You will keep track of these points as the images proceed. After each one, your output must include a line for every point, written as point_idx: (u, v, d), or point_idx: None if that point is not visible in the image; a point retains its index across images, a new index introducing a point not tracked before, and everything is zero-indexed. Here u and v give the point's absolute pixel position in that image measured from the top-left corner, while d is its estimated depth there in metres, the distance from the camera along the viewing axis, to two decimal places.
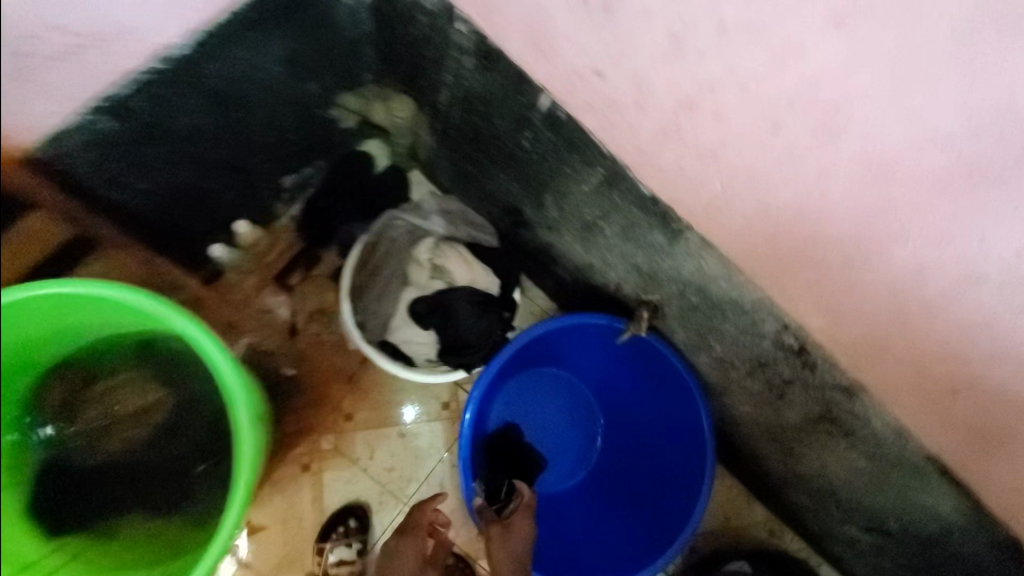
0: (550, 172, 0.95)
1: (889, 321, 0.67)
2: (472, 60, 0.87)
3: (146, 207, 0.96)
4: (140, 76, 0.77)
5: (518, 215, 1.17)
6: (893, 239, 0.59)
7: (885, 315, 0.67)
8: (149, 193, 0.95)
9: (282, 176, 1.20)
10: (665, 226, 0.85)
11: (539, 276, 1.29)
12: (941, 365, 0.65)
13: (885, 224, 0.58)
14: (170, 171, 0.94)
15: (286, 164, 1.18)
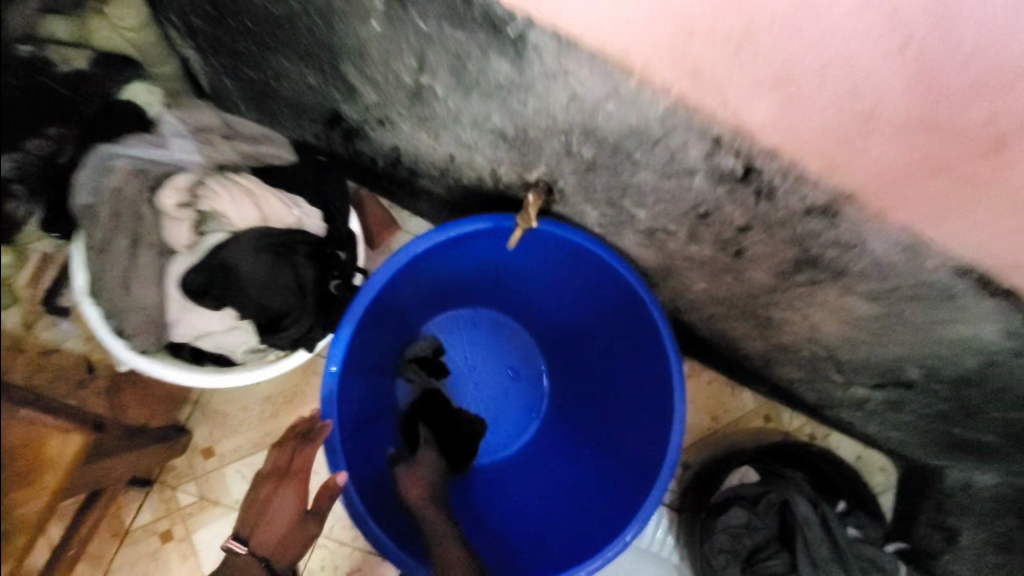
0: (325, 19, 0.63)
1: (872, 53, 0.41)
2: None
3: None
4: None
5: (337, 121, 0.84)
6: None
7: (865, 48, 0.41)
8: None
9: None
10: (500, 39, 0.53)
11: (404, 199, 0.97)
12: (975, 102, 0.41)
13: None
14: None
15: None
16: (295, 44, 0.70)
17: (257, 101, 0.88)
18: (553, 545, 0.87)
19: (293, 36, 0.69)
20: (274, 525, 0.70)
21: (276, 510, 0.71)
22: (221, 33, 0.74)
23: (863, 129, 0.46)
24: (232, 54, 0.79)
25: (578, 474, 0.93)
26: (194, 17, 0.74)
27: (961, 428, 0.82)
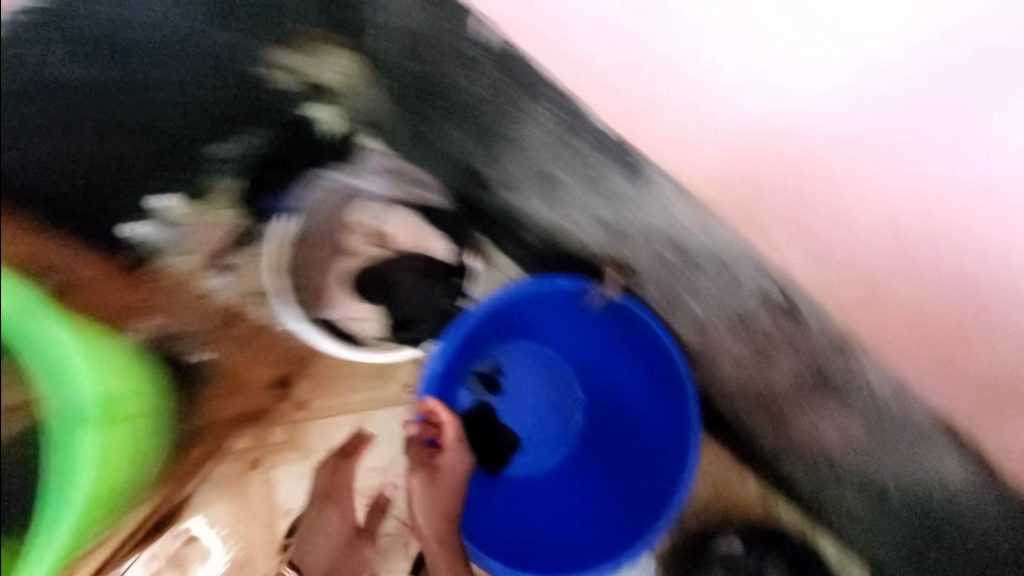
0: (506, 120, 0.87)
1: (885, 254, 0.65)
2: (418, 4, 0.82)
3: (52, 173, 0.80)
4: (18, 17, 0.72)
5: (473, 176, 1.03)
6: (918, 147, 0.56)
7: (883, 248, 0.64)
8: (39, 160, 0.78)
9: (213, 143, 0.93)
10: (631, 171, 0.78)
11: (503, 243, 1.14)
12: (940, 300, 0.64)
13: (906, 137, 0.56)
14: (47, 133, 0.78)
15: (214, 132, 0.93)
16: (468, 122, 0.93)
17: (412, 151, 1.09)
18: (568, 548, 1.09)
19: (470, 117, 0.92)
20: (321, 558, 1.10)
21: (315, 552, 1.10)
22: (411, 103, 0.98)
23: (872, 299, 0.69)
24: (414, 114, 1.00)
25: (596, 500, 1.13)
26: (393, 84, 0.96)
27: (936, 551, 0.89)
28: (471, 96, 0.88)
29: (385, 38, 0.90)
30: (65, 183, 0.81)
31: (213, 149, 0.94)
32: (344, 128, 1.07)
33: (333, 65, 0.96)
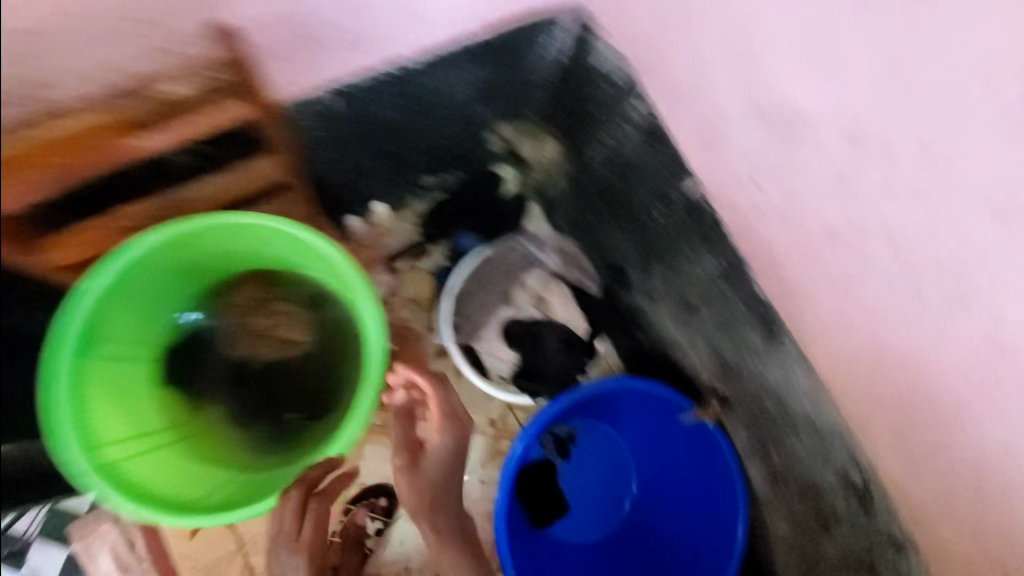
0: (670, 247, 0.99)
1: (958, 490, 0.70)
2: (638, 135, 0.94)
3: (328, 171, 1.06)
4: (374, 75, 0.89)
5: (616, 272, 1.19)
6: (985, 415, 0.63)
7: (956, 483, 0.70)
8: (331, 156, 1.01)
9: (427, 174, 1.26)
10: (767, 331, 0.88)
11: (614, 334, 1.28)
12: (995, 552, 0.68)
13: (982, 401, 0.62)
14: (353, 141, 1.00)
15: (432, 164, 1.24)
16: (639, 237, 1.07)
17: (570, 229, 1.29)
18: None
19: (643, 235, 1.06)
20: None
21: None
22: (583, 199, 1.19)
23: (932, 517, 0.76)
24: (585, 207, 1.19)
25: None
26: (575, 176, 1.20)
27: None
28: (654, 223, 1.01)
29: (600, 155, 1.06)
30: (327, 178, 1.08)
31: (422, 177, 1.29)
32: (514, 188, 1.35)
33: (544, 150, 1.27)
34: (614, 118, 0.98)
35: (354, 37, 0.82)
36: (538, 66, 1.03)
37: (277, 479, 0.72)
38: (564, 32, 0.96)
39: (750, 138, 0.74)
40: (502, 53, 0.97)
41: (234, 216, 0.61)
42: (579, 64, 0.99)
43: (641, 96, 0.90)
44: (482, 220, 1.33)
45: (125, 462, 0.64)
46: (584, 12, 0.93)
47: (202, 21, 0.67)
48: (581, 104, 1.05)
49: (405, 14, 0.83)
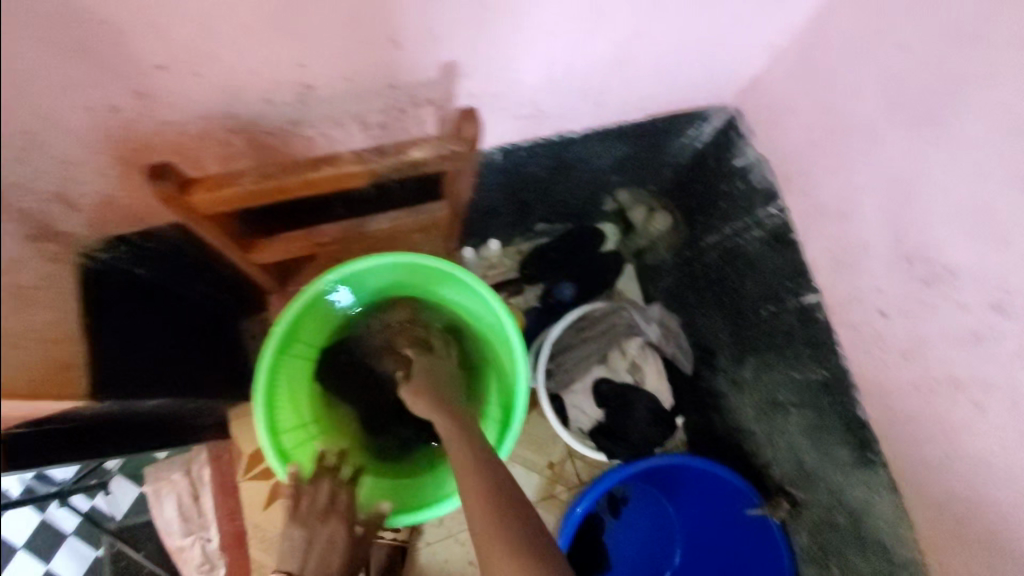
0: (770, 345, 1.02)
1: None
2: (763, 234, 0.98)
3: (473, 213, 1.17)
4: (536, 139, 0.93)
5: (705, 352, 1.24)
6: None
7: None
8: (478, 204, 1.13)
9: (544, 222, 1.36)
10: (860, 451, 0.89)
11: (687, 409, 1.31)
12: None
13: None
14: (501, 194, 1.11)
15: (550, 215, 1.34)
16: (738, 325, 1.12)
17: (665, 296, 1.37)
18: None
19: (741, 323, 1.11)
20: None
21: None
22: (687, 271, 1.28)
23: None
24: (690, 285, 1.28)
25: None
26: (683, 248, 1.29)
27: None
28: (757, 318, 1.05)
29: (716, 239, 1.14)
30: (466, 216, 1.19)
31: (536, 224, 1.38)
32: (615, 247, 1.44)
33: (655, 221, 1.32)
34: (740, 213, 1.04)
35: (539, 113, 0.84)
36: (677, 151, 1.13)
37: (399, 489, 0.85)
38: (710, 126, 1.05)
39: (886, 273, 0.76)
40: (648, 136, 1.04)
41: (420, 257, 0.77)
42: (717, 157, 1.07)
43: (778, 204, 0.94)
44: (581, 273, 1.39)
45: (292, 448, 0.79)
46: (735, 114, 1.01)
47: (423, 96, 0.70)
48: (710, 193, 1.12)
49: (591, 101, 0.85)
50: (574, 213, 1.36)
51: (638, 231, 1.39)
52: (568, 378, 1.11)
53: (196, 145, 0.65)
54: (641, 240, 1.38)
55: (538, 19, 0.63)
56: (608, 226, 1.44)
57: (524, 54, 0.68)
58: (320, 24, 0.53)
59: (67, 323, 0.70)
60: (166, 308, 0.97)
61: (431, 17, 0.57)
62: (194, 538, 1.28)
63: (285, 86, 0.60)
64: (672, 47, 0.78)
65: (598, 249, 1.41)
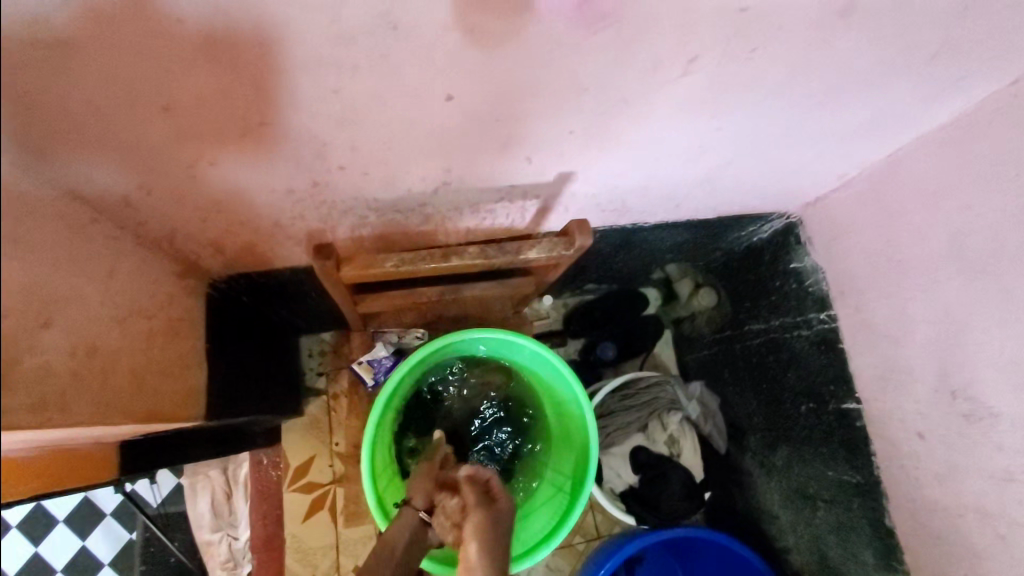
0: (807, 441, 1.09)
1: None
2: (810, 337, 1.06)
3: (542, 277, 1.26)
4: (611, 228, 1.01)
5: (738, 433, 1.30)
6: None
7: None
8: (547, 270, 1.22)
9: (592, 283, 1.37)
10: (883, 557, 0.96)
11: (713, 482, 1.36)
12: None
13: None
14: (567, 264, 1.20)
15: (603, 279, 1.36)
16: (773, 412, 1.19)
17: (699, 369, 1.42)
18: None
19: (777, 412, 1.17)
20: None
21: None
22: (725, 349, 1.33)
23: None
24: (728, 364, 1.33)
25: None
26: (725, 326, 1.34)
27: None
28: (796, 411, 1.12)
29: (761, 328, 1.20)
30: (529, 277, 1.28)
31: (586, 283, 1.38)
32: (655, 311, 1.46)
33: (700, 296, 1.36)
34: (789, 311, 1.11)
35: (626, 209, 0.92)
36: (735, 242, 1.19)
37: None
38: (770, 226, 1.11)
39: (930, 401, 0.84)
40: (713, 232, 1.12)
41: (531, 342, 0.82)
42: (773, 254, 1.13)
43: (829, 313, 1.01)
44: (623, 334, 1.43)
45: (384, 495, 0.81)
46: (797, 222, 1.07)
47: (534, 194, 0.79)
48: (761, 285, 1.18)
49: (672, 204, 0.94)
50: (622, 277, 1.37)
51: (681, 303, 1.42)
52: (609, 442, 1.19)
53: (338, 218, 0.75)
54: (683, 311, 1.42)
55: (651, 149, 0.72)
56: (650, 290, 1.45)
57: (629, 170, 0.77)
58: (478, 148, 0.63)
59: (196, 351, 0.80)
60: (256, 332, 1.06)
61: (565, 145, 0.67)
62: (222, 535, 1.35)
63: (429, 184, 0.70)
64: (756, 172, 0.86)
65: (641, 313, 1.44)
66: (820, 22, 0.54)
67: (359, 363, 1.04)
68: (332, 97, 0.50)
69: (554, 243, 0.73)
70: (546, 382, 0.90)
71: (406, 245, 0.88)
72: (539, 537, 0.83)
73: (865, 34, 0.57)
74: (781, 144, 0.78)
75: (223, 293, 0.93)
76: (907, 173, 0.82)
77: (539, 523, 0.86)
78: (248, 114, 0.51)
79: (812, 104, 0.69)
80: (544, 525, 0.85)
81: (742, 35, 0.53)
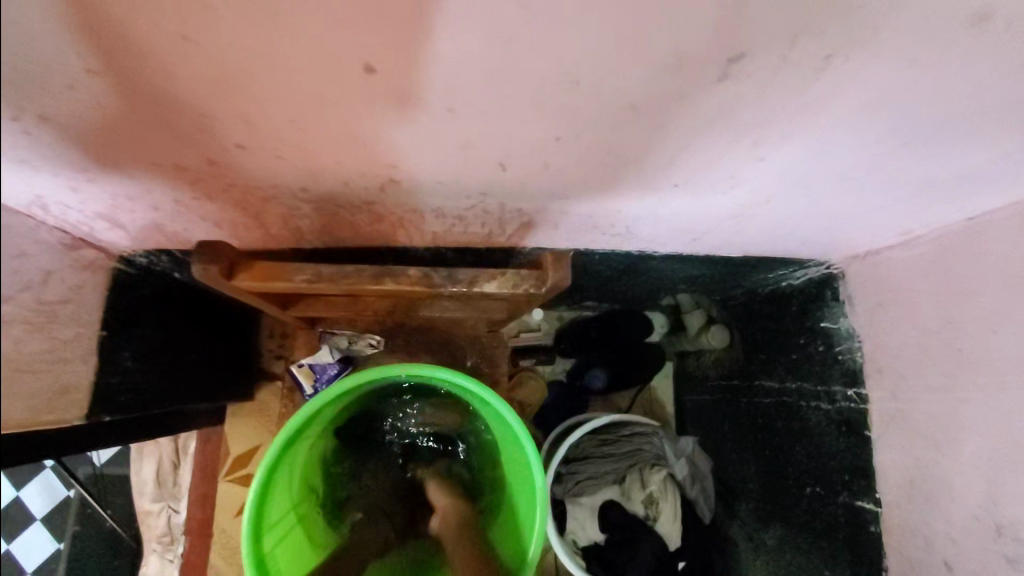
0: (806, 530, 0.92)
1: None
2: (831, 414, 0.88)
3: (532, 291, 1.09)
4: (614, 250, 0.83)
5: (727, 497, 1.12)
6: None
7: None
8: None
9: (590, 302, 1.16)
10: None
11: None
12: None
13: None
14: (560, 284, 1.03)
15: (604, 299, 1.16)
16: (771, 484, 1.01)
17: (696, 413, 1.25)
18: None
19: (774, 486, 1.00)
20: None
21: None
22: (730, 399, 1.15)
23: None
24: (729, 417, 1.14)
25: None
26: (732, 374, 1.16)
27: None
28: (797, 492, 0.94)
29: (774, 387, 1.01)
30: None
31: (584, 300, 1.19)
32: (659, 340, 1.28)
33: (710, 335, 1.17)
34: (810, 376, 0.93)
35: (629, 235, 0.75)
36: (762, 282, 0.99)
37: None
38: (805, 273, 0.91)
39: (966, 530, 0.67)
40: (737, 270, 0.93)
41: (476, 386, 0.69)
42: (801, 306, 0.94)
43: (858, 392, 0.84)
44: (617, 363, 1.25)
45: (275, 549, 0.68)
46: (838, 274, 0.88)
47: (513, 206, 0.63)
48: (784, 337, 0.99)
49: (688, 237, 0.76)
50: (626, 299, 1.17)
51: (690, 337, 1.22)
52: (578, 491, 1.04)
53: (261, 203, 0.60)
54: (691, 347, 1.22)
55: (663, 174, 0.56)
56: (656, 316, 1.27)
57: (632, 195, 0.61)
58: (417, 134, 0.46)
59: (84, 341, 0.65)
60: (189, 314, 0.92)
61: (549, 154, 0.50)
62: (163, 506, 1.24)
63: (370, 177, 0.54)
64: (794, 216, 0.69)
65: (642, 342, 1.25)
66: (920, 28, 0.36)
67: (299, 367, 0.90)
68: (186, 48, 0.36)
69: (522, 277, 0.64)
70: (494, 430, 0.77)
71: (359, 244, 0.72)
72: None
73: (980, 63, 0.40)
74: (833, 189, 0.61)
75: (143, 270, 0.81)
76: (986, 245, 0.64)
77: None
78: (71, 61, 0.36)
79: (892, 147, 0.52)
80: None
81: (799, 26, 0.35)
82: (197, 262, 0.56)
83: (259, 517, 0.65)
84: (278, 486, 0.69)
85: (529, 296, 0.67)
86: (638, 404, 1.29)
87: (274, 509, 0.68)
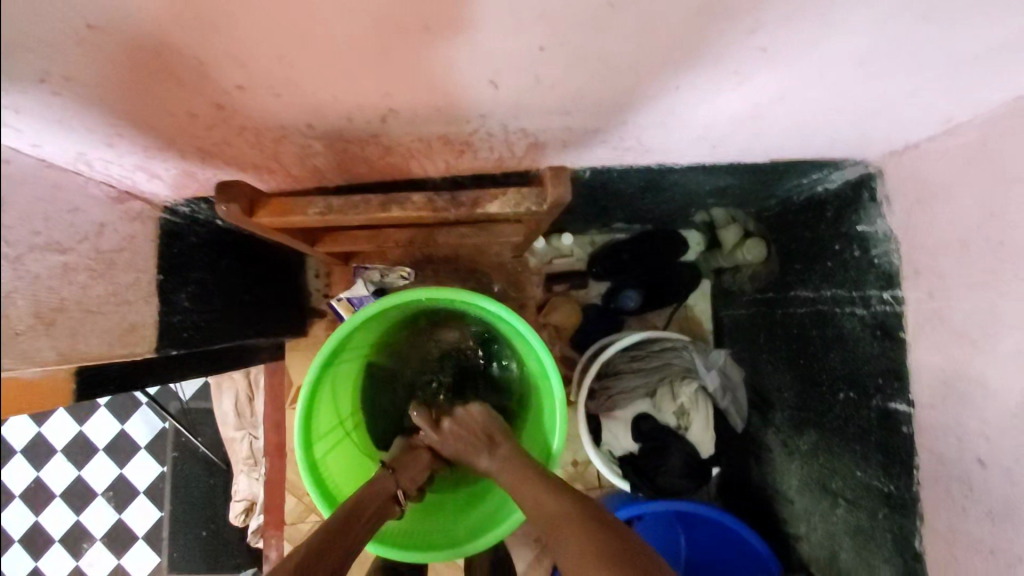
0: (839, 434, 0.92)
1: None
2: (863, 316, 0.85)
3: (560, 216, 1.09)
4: (629, 166, 0.81)
5: (763, 406, 1.14)
6: None
7: None
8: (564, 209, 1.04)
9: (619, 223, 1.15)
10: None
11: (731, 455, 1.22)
12: None
13: None
14: (585, 206, 1.02)
15: (633, 220, 1.14)
16: (805, 391, 1.01)
17: (733, 328, 1.25)
18: None
19: (808, 394, 1.00)
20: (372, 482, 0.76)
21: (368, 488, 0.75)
22: (765, 313, 1.13)
23: None
24: (764, 328, 1.13)
25: None
26: (766, 287, 1.13)
27: None
28: (832, 399, 0.94)
29: (810, 296, 0.99)
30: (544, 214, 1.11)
31: (613, 223, 1.17)
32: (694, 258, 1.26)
33: (746, 248, 1.12)
34: (844, 283, 0.89)
35: (642, 148, 0.73)
36: (797, 187, 0.94)
37: (427, 517, 0.83)
38: (841, 175, 0.86)
39: (999, 426, 0.65)
40: (764, 175, 0.88)
41: (495, 307, 0.76)
42: (838, 211, 0.89)
43: (894, 294, 0.79)
44: (652, 282, 1.24)
45: (325, 457, 0.79)
46: (875, 172, 0.82)
47: (516, 125, 0.63)
48: (817, 242, 0.96)
49: (706, 144, 0.74)
50: (658, 218, 1.15)
51: (725, 252, 1.19)
52: (611, 405, 1.10)
53: (274, 144, 0.63)
54: (726, 261, 1.18)
55: (669, 71, 0.53)
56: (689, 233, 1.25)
57: (635, 101, 0.59)
58: (397, 52, 0.46)
59: (144, 285, 0.72)
60: (237, 257, 0.99)
61: (539, 67, 0.50)
62: (245, 434, 1.32)
63: (370, 108, 0.56)
64: (815, 110, 0.65)
65: (677, 261, 1.24)
66: None
67: (338, 301, 0.95)
68: None
69: (525, 195, 0.66)
70: (516, 346, 0.85)
71: (376, 177, 0.75)
72: (454, 522, 0.82)
73: None
74: (855, 74, 0.57)
75: (188, 218, 0.87)
76: None
77: (478, 514, 0.82)
78: (71, 14, 0.40)
79: (905, 21, 0.48)
80: (484, 514, 0.81)
81: None
82: (222, 203, 0.60)
83: (309, 435, 0.76)
84: (322, 406, 0.79)
85: (535, 213, 0.68)
86: (675, 322, 1.29)
87: (320, 425, 0.79)
